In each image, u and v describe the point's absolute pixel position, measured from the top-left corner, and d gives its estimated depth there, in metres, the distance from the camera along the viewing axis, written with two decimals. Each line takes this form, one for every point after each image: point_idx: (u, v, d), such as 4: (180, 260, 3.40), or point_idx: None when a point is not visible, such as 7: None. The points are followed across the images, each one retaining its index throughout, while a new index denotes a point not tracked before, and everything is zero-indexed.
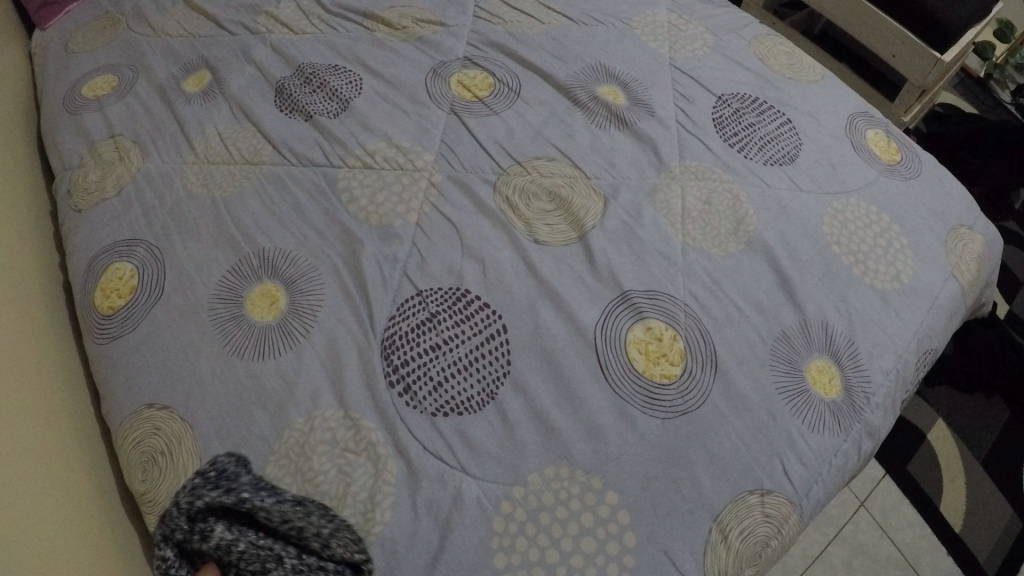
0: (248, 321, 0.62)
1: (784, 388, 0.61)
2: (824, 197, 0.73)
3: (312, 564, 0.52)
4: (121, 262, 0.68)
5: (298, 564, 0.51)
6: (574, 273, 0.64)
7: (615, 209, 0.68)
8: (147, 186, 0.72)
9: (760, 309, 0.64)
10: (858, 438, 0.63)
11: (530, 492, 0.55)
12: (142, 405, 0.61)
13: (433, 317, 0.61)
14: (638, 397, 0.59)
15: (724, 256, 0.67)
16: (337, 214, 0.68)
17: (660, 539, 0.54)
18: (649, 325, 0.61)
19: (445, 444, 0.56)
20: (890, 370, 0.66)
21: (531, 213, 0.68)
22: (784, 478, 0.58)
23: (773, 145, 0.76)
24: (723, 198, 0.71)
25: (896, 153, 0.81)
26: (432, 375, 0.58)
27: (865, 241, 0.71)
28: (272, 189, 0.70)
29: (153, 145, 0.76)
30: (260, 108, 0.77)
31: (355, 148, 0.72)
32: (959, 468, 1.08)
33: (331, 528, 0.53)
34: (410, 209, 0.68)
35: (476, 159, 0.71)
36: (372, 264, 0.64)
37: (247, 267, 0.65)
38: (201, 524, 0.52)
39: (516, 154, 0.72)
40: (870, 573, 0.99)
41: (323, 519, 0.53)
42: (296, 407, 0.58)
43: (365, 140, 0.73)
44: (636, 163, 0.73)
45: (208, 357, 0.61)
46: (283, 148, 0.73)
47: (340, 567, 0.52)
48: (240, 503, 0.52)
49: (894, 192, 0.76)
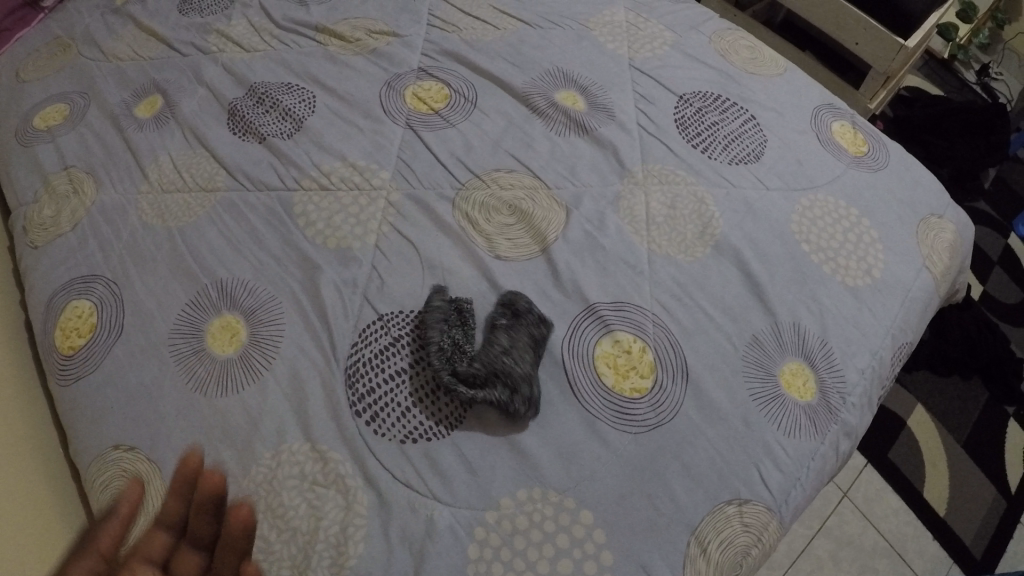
0: (209, 355, 0.60)
1: (757, 394, 0.60)
2: (790, 195, 0.72)
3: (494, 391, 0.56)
4: (78, 300, 0.66)
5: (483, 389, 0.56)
6: (539, 287, 0.64)
7: (579, 218, 0.67)
8: (101, 219, 0.70)
9: (728, 314, 0.64)
10: (834, 438, 0.63)
11: (504, 516, 0.54)
12: (108, 447, 0.59)
13: (397, 341, 0.60)
14: (609, 412, 0.58)
15: (690, 262, 0.66)
16: (296, 238, 0.66)
17: (639, 556, 0.54)
18: (617, 337, 0.61)
19: (415, 472, 0.55)
20: (865, 368, 0.66)
21: (493, 229, 0.66)
22: (761, 486, 0.58)
23: (737, 145, 0.75)
24: (688, 202, 0.70)
25: (862, 145, 0.80)
26: (487, 359, 0.57)
27: (834, 238, 0.70)
28: (229, 216, 0.69)
29: (107, 176, 0.74)
30: (214, 131, 0.76)
31: (311, 169, 0.70)
32: (941, 452, 1.09)
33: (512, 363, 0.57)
34: (368, 230, 0.66)
35: (436, 174, 0.70)
36: (333, 291, 0.63)
37: (206, 299, 0.63)
38: (401, 353, 0.59)
39: (476, 167, 0.71)
40: (858, 563, 1.00)
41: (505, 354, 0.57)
42: (261, 442, 0.56)
43: (322, 160, 0.71)
44: (599, 169, 0.72)
45: (171, 395, 0.59)
46: (238, 173, 0.71)
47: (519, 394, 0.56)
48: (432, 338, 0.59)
49: (860, 186, 0.75)
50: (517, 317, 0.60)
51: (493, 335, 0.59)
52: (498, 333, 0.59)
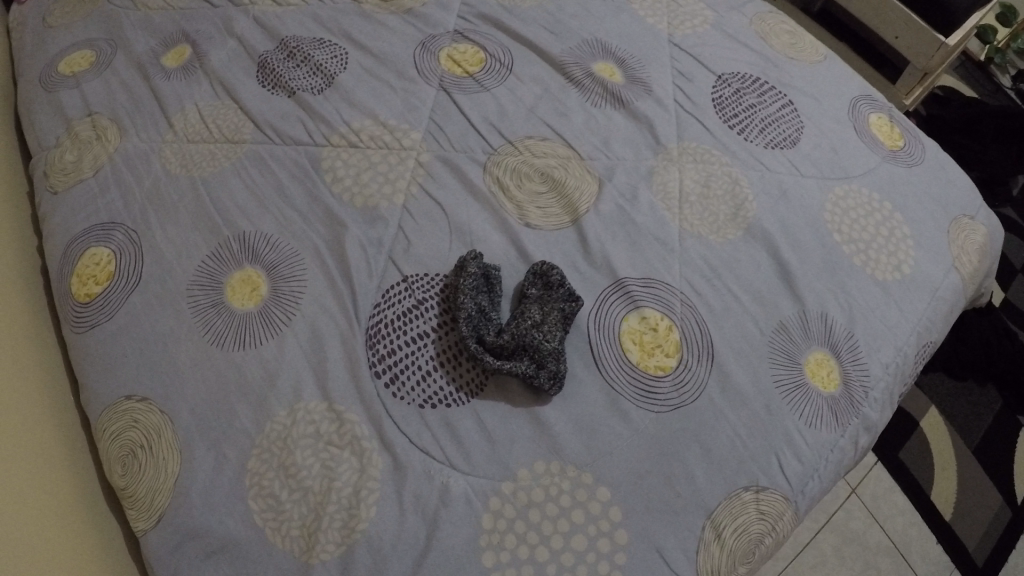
0: (228, 308, 0.59)
1: (782, 381, 0.59)
2: (825, 183, 0.71)
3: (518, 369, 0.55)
4: (98, 247, 0.65)
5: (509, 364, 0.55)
6: (567, 258, 0.63)
7: (611, 192, 0.67)
8: (125, 166, 0.69)
9: (757, 298, 0.63)
10: (855, 433, 0.62)
11: (520, 488, 0.54)
12: (120, 397, 0.58)
13: (421, 304, 0.59)
14: (631, 389, 0.58)
15: (721, 243, 0.65)
16: (322, 195, 0.65)
17: (653, 536, 0.53)
18: (644, 314, 0.60)
19: (432, 438, 0.55)
20: (890, 364, 0.65)
21: (522, 196, 0.66)
22: (779, 474, 0.57)
23: (774, 128, 0.73)
24: (722, 181, 0.69)
25: (899, 139, 0.78)
26: (515, 331, 0.56)
27: (866, 229, 0.69)
28: (254, 169, 0.67)
29: (132, 124, 0.72)
30: (242, 83, 0.74)
31: (341, 126, 0.69)
32: (951, 456, 1.08)
33: (543, 339, 0.56)
34: (396, 189, 0.65)
35: (466, 138, 0.69)
36: (357, 249, 0.62)
37: (228, 252, 0.62)
38: (428, 313, 0.59)
39: (508, 134, 0.69)
40: (860, 560, 1.00)
41: (537, 331, 0.56)
42: (276, 398, 0.55)
43: (351, 117, 0.70)
44: (632, 144, 0.70)
45: (187, 347, 0.58)
46: (265, 126, 0.70)
47: (545, 374, 0.55)
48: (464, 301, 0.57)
49: (896, 179, 0.74)
50: (550, 289, 0.59)
51: (525, 309, 0.58)
52: (529, 305, 0.58)
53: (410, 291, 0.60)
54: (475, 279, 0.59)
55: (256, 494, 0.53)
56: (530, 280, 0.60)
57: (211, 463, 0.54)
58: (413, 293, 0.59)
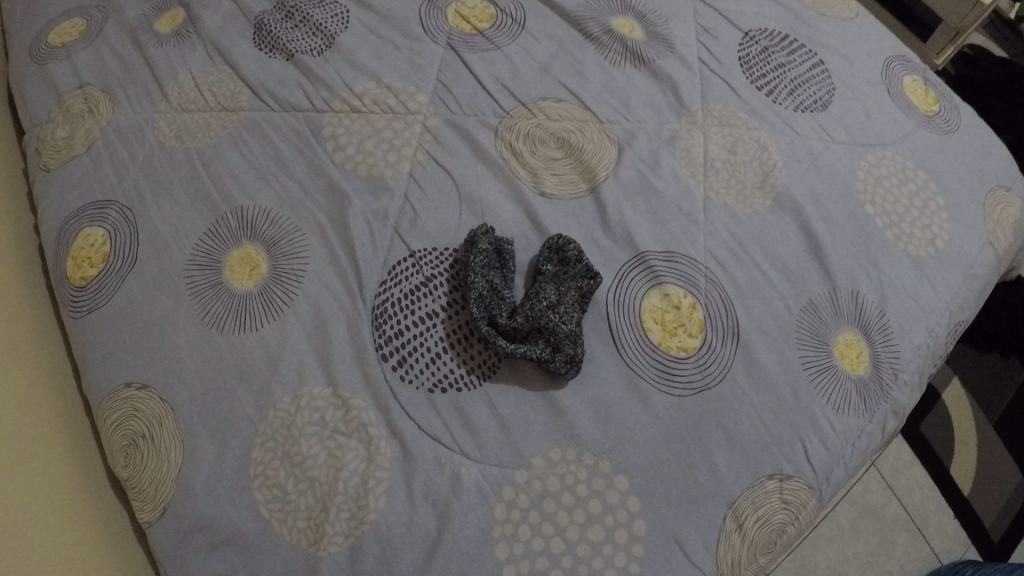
0: (228, 289, 0.56)
1: (810, 363, 0.57)
2: (857, 150, 0.66)
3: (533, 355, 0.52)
4: (92, 227, 0.62)
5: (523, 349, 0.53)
6: (584, 230, 0.60)
7: (632, 157, 0.63)
8: (118, 140, 0.65)
9: (785, 273, 0.60)
10: (883, 418, 0.59)
11: (535, 477, 0.52)
12: (120, 385, 0.55)
13: (429, 281, 0.56)
14: (652, 371, 0.55)
15: (748, 214, 0.62)
16: (324, 165, 0.62)
17: (672, 527, 0.52)
18: (666, 291, 0.57)
19: (443, 425, 0.52)
20: (921, 345, 0.62)
21: (537, 161, 0.62)
22: (804, 462, 0.55)
23: (804, 89, 0.69)
24: (749, 147, 0.65)
25: (934, 103, 0.73)
26: (528, 313, 0.53)
27: (900, 200, 0.65)
28: (252, 139, 0.64)
29: (124, 94, 0.68)
30: (237, 47, 0.69)
31: (342, 90, 0.65)
32: (971, 430, 1.07)
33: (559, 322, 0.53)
34: (402, 157, 0.62)
35: (476, 100, 0.65)
36: (361, 224, 0.58)
37: (225, 229, 0.59)
38: (437, 293, 0.56)
39: (520, 95, 0.65)
40: (877, 535, 0.99)
41: (552, 314, 0.53)
42: (279, 383, 0.53)
43: (354, 81, 0.66)
44: (654, 105, 0.66)
45: (186, 330, 0.55)
46: (262, 92, 0.66)
47: (562, 361, 0.52)
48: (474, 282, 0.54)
49: (931, 147, 0.69)
50: (566, 266, 0.56)
51: (538, 289, 0.54)
52: (545, 284, 0.55)
53: (417, 268, 0.57)
54: (485, 257, 0.55)
55: (261, 485, 0.51)
56: (545, 256, 0.57)
57: (215, 454, 0.52)
58: (421, 271, 0.56)
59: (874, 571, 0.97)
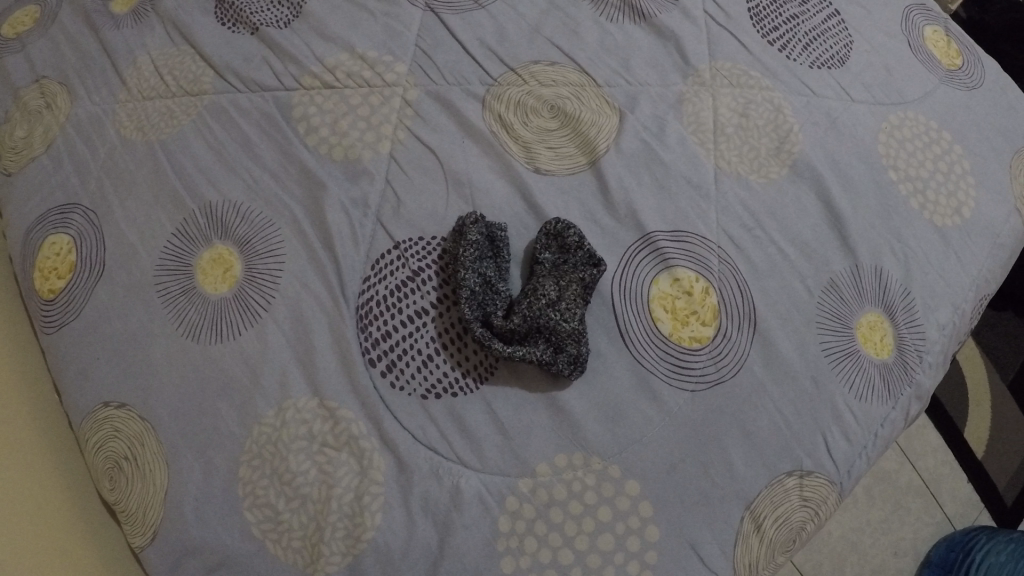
0: (201, 295, 0.52)
1: (831, 349, 0.54)
2: (878, 110, 0.61)
3: (533, 357, 0.49)
4: (56, 234, 0.57)
5: (521, 351, 0.49)
6: (585, 211, 0.55)
7: (635, 125, 0.58)
8: (78, 137, 0.60)
9: (804, 250, 0.56)
10: (907, 403, 0.56)
11: (540, 485, 0.49)
12: (98, 405, 0.52)
13: (417, 276, 0.52)
14: (663, 365, 0.51)
15: (764, 184, 0.57)
16: (298, 151, 0.57)
17: (687, 532, 0.49)
18: (677, 276, 0.53)
19: (439, 434, 0.49)
20: (947, 323, 0.58)
21: (530, 134, 0.57)
22: (825, 456, 0.52)
23: (821, 43, 0.63)
24: (763, 109, 0.59)
25: (957, 56, 0.68)
26: (525, 311, 0.49)
27: (925, 165, 0.60)
28: (218, 126, 0.58)
29: (82, 84, 0.63)
30: (197, 20, 0.63)
31: (314, 65, 0.59)
32: (986, 392, 1.05)
33: (559, 321, 0.49)
34: (381, 136, 0.57)
35: (461, 68, 0.59)
36: (342, 216, 0.54)
37: (195, 228, 0.55)
38: (426, 289, 0.52)
39: (509, 61, 0.59)
40: (891, 504, 0.98)
41: (552, 312, 0.49)
42: (262, 395, 0.49)
43: (325, 53, 0.60)
44: (658, 66, 0.61)
45: (160, 342, 0.52)
46: (226, 71, 0.60)
47: (565, 363, 0.49)
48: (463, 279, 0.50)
49: (954, 105, 0.64)
50: (565, 254, 0.52)
51: (534, 283, 0.50)
52: (543, 277, 0.51)
53: (403, 262, 0.52)
54: (476, 249, 0.51)
55: (251, 505, 0.48)
56: (542, 243, 0.52)
57: (200, 474, 0.49)
58: (407, 266, 0.52)
59: (887, 537, 0.96)
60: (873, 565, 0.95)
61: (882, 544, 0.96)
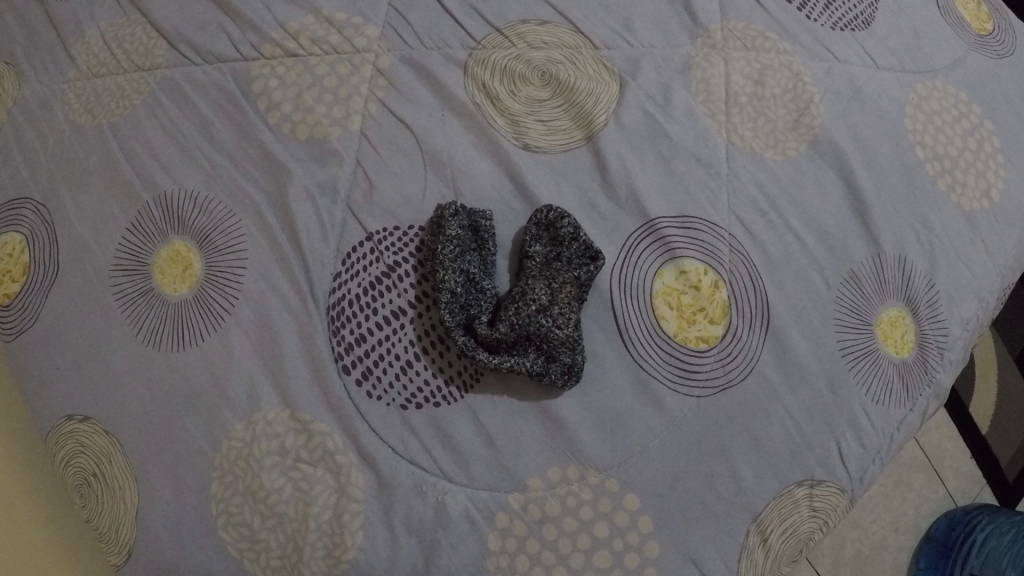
0: (160, 297, 0.48)
1: (848, 348, 0.50)
2: (904, 79, 0.56)
3: (521, 368, 0.45)
4: (7, 233, 0.53)
5: (508, 361, 0.45)
6: (580, 195, 0.51)
7: (636, 94, 0.53)
8: (26, 123, 0.55)
9: (819, 238, 0.51)
10: (926, 403, 0.53)
11: (532, 501, 0.46)
12: (61, 418, 0.49)
13: (392, 273, 0.47)
14: (667, 369, 0.48)
15: (780, 162, 0.52)
16: (261, 132, 0.51)
17: (688, 547, 0.46)
18: (683, 268, 0.49)
19: (422, 446, 0.46)
20: (971, 318, 0.54)
21: (519, 106, 0.52)
22: (837, 464, 0.49)
23: (844, 2, 0.57)
24: (780, 76, 0.54)
25: (988, 20, 0.62)
26: (511, 316, 0.45)
27: (953, 142, 0.55)
28: (173, 105, 0.53)
29: (28, 63, 0.57)
30: None
31: (275, 30, 0.53)
32: (995, 369, 1.01)
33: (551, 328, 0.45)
34: (351, 111, 0.51)
35: (442, 29, 0.53)
36: (311, 207, 0.49)
37: (150, 223, 0.50)
38: (402, 288, 0.47)
39: (496, 22, 0.53)
40: (894, 481, 0.95)
41: (542, 318, 0.45)
42: (230, 407, 0.46)
43: (287, 16, 0.54)
44: (662, 26, 0.55)
45: (119, 350, 0.48)
46: (179, 42, 0.54)
47: (557, 374, 0.45)
48: (442, 280, 0.45)
49: (984, 74, 0.58)
50: (558, 247, 0.47)
51: (522, 284, 0.46)
52: (533, 277, 0.46)
53: (379, 257, 0.48)
54: (456, 245, 0.46)
55: (226, 524, 0.45)
56: (532, 235, 0.48)
57: (170, 492, 0.46)
58: (382, 261, 0.48)
59: (888, 515, 0.94)
60: (872, 541, 0.93)
61: (882, 521, 0.94)
